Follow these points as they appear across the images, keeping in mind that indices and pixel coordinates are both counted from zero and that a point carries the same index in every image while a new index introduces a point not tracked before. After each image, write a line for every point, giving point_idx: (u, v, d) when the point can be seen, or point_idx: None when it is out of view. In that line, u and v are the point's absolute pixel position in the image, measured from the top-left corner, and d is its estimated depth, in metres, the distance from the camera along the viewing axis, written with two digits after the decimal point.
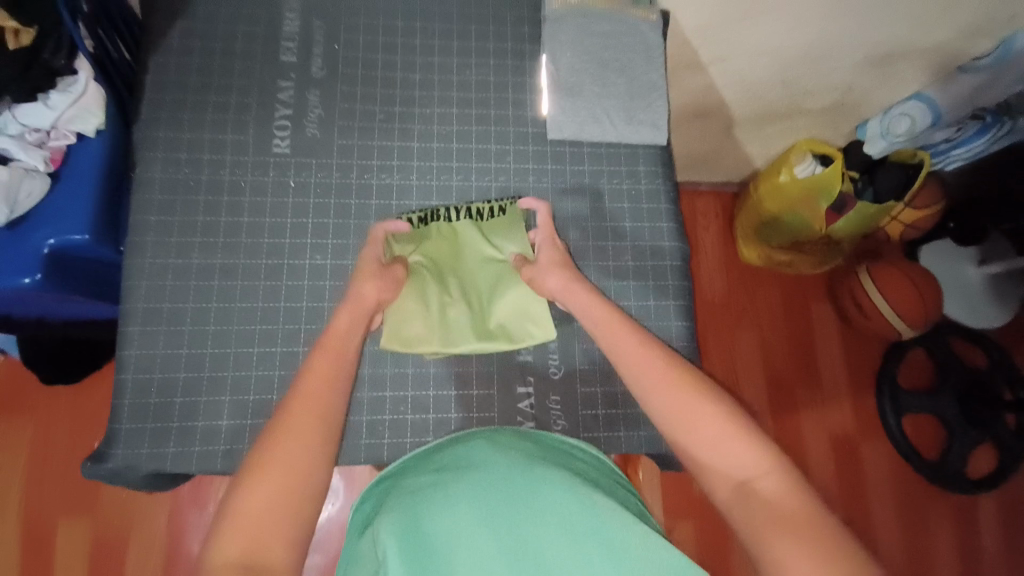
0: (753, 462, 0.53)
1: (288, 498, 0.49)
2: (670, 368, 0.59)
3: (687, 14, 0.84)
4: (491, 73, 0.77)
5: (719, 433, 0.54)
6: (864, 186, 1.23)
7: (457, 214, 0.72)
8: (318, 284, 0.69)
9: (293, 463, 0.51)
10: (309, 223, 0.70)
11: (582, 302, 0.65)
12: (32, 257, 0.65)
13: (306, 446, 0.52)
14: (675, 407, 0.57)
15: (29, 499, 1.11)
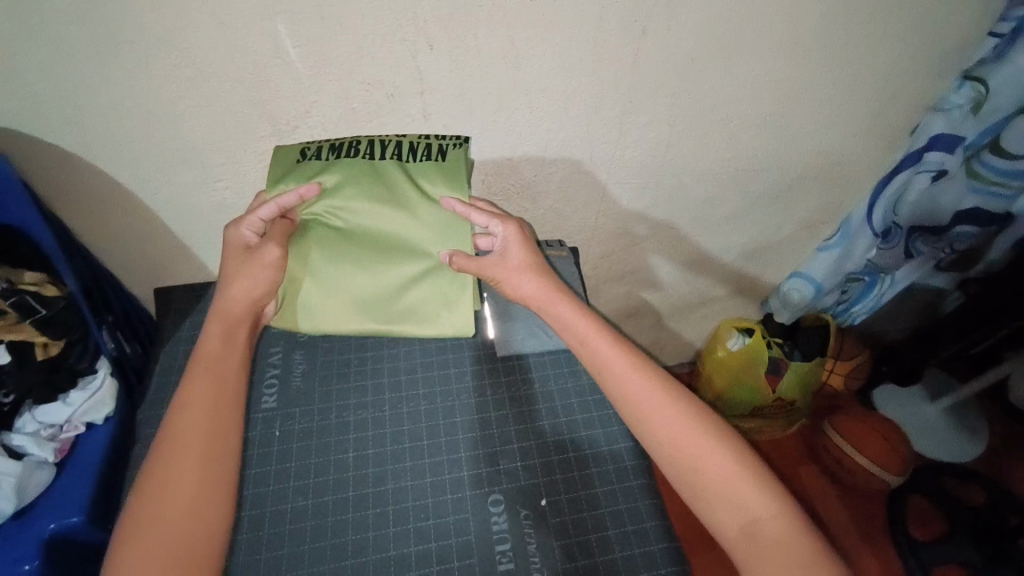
0: (762, 503, 0.61)
1: (188, 526, 0.58)
2: (681, 416, 0.67)
3: (593, 242, 1.07)
4: None
5: (727, 474, 0.63)
6: (791, 349, 1.41)
7: (383, 149, 0.75)
8: (299, 526, 0.71)
9: (188, 492, 0.59)
10: (293, 466, 0.76)
11: (538, 295, 0.76)
12: (28, 546, 0.69)
13: (195, 473, 0.61)
14: (690, 451, 0.65)
15: None
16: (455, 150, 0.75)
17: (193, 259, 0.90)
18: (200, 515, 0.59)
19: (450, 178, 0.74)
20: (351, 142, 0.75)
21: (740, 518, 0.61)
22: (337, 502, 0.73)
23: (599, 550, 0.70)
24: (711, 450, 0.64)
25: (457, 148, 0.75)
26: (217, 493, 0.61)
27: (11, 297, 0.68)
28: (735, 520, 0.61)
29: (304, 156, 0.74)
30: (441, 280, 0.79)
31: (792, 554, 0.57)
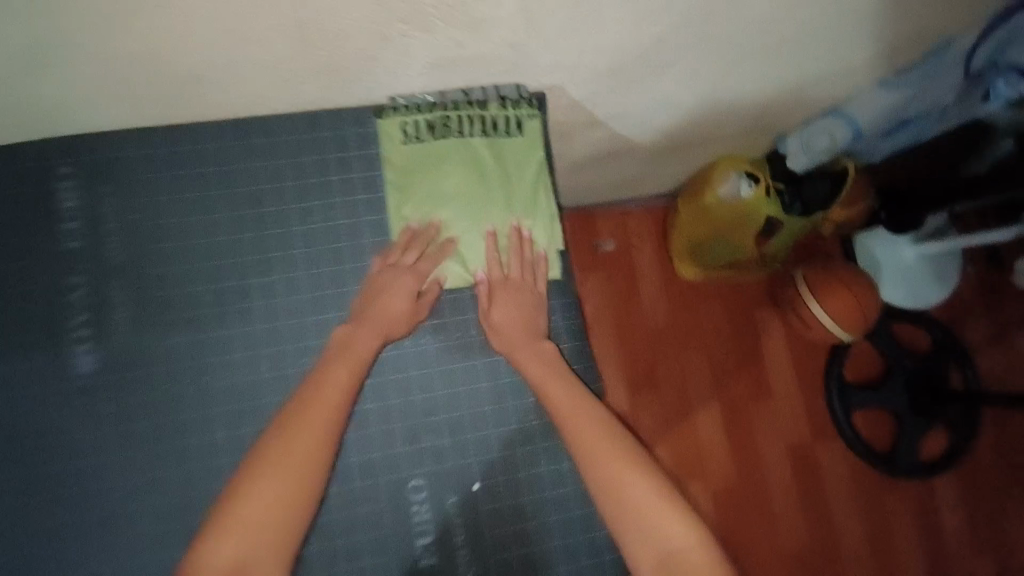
0: (680, 534, 0.59)
1: (289, 490, 0.59)
2: (631, 467, 0.62)
3: (570, 88, 0.71)
4: None
5: (650, 499, 0.61)
6: (792, 199, 1.13)
7: (470, 127, 0.79)
8: (135, 503, 0.76)
9: (294, 473, 0.59)
10: (108, 455, 0.77)
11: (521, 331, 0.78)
12: None
13: (307, 460, 0.61)
14: (638, 502, 0.61)
15: None
16: (530, 120, 0.79)
17: None
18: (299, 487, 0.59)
19: (542, 171, 0.82)
20: (443, 115, 0.78)
21: (658, 549, 0.59)
22: (184, 500, 0.77)
23: (521, 499, 0.81)
24: (655, 501, 0.61)
25: (531, 117, 0.79)
26: (311, 487, 0.60)
27: None
28: (654, 553, 0.59)
29: (409, 137, 0.80)
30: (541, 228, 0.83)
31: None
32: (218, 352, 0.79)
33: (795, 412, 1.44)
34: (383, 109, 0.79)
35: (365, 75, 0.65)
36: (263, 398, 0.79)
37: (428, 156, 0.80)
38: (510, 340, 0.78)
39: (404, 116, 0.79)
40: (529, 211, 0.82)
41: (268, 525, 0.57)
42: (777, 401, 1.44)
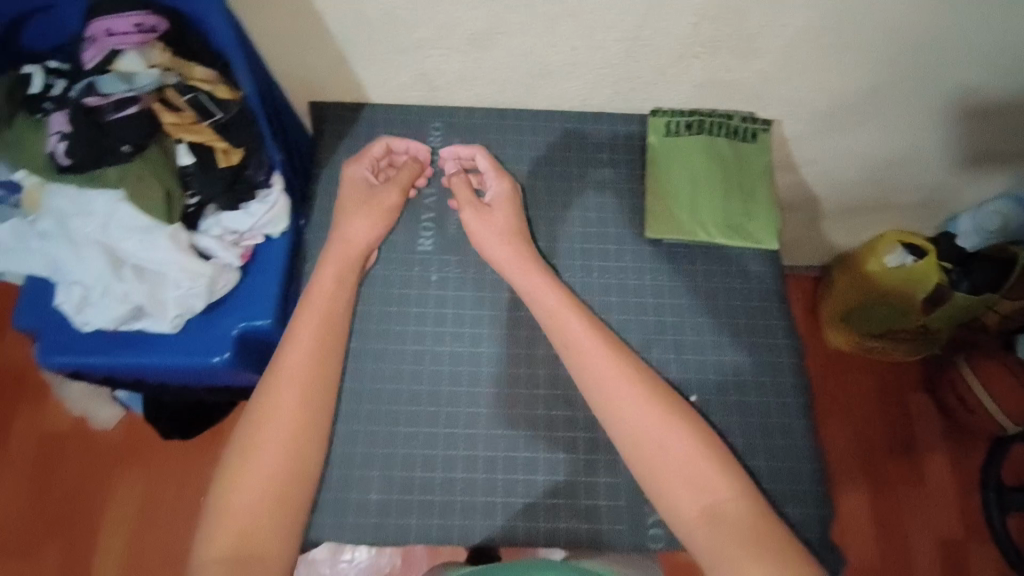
0: (724, 483, 0.62)
1: (276, 492, 0.62)
2: (659, 431, 0.64)
3: (789, 123, 0.89)
4: (607, 178, 0.85)
5: (689, 453, 0.63)
6: (959, 278, 1.23)
7: (717, 130, 0.84)
8: None
9: (278, 461, 0.63)
10: None
11: (513, 260, 0.75)
12: (222, 340, 0.72)
13: (283, 447, 0.64)
14: (668, 460, 0.63)
15: (133, 548, 1.31)
16: (764, 134, 0.85)
17: (346, 73, 0.82)
18: (282, 490, 0.62)
19: (769, 176, 0.83)
20: (698, 119, 0.84)
21: (702, 500, 0.61)
22: None
23: None
24: (691, 459, 0.63)
25: (765, 132, 0.85)
26: (308, 464, 0.65)
27: (188, 93, 0.67)
28: (697, 501, 0.61)
29: (666, 130, 0.84)
30: (764, 220, 0.81)
31: (754, 528, 0.59)
32: (454, 264, 0.80)
33: (956, 508, 1.36)
34: (658, 110, 0.85)
35: (641, 98, 0.85)
36: (489, 318, 0.78)
37: (680, 149, 0.83)
38: (532, 290, 0.73)
39: (669, 117, 0.84)
40: (748, 199, 0.82)
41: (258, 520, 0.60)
42: (937, 494, 1.37)
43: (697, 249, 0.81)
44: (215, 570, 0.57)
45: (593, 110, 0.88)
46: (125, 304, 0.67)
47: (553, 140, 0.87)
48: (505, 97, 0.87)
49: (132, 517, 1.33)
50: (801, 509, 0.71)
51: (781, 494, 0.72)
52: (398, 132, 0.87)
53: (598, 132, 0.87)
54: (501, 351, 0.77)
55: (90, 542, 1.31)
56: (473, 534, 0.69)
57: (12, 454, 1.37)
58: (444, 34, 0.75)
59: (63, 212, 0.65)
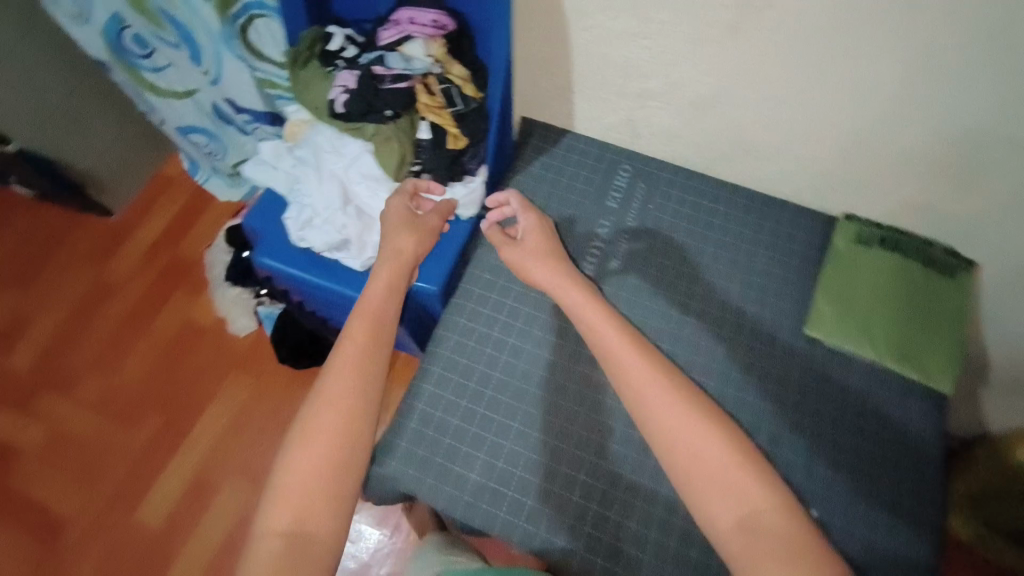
0: (757, 494, 0.58)
1: (326, 479, 0.58)
2: (701, 432, 0.62)
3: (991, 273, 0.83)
4: (776, 264, 0.85)
5: (721, 462, 0.60)
6: None
7: (912, 254, 0.82)
8: None
9: (329, 447, 0.59)
10: None
11: (557, 281, 0.76)
12: (394, 290, 0.81)
13: (333, 432, 0.60)
14: (695, 448, 0.61)
15: (218, 445, 1.43)
16: (964, 273, 0.81)
17: (567, 103, 0.91)
18: (331, 473, 0.58)
19: (958, 314, 0.79)
20: (896, 237, 0.83)
21: (738, 511, 0.57)
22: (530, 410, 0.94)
23: None
24: (726, 471, 0.60)
25: (966, 272, 0.81)
26: (358, 449, 0.61)
27: (443, 83, 0.78)
28: (733, 513, 0.57)
29: (859, 237, 0.83)
30: (941, 357, 0.77)
31: (789, 551, 0.54)
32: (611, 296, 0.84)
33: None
34: (850, 216, 0.85)
35: (840, 200, 0.86)
36: None
37: (870, 263, 0.82)
38: (577, 308, 0.73)
39: (862, 226, 0.84)
40: (930, 331, 0.78)
41: (309, 503, 0.57)
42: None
43: (856, 361, 0.79)
44: (272, 548, 0.54)
45: (781, 198, 0.90)
46: (338, 233, 0.77)
47: (736, 213, 0.89)
48: (698, 161, 0.91)
49: (228, 419, 1.46)
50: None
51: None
52: (592, 163, 0.94)
53: (783, 219, 0.88)
54: None
55: (186, 429, 1.45)
56: (551, 552, 0.68)
57: (156, 330, 1.56)
58: (671, 92, 0.80)
59: (323, 147, 0.79)
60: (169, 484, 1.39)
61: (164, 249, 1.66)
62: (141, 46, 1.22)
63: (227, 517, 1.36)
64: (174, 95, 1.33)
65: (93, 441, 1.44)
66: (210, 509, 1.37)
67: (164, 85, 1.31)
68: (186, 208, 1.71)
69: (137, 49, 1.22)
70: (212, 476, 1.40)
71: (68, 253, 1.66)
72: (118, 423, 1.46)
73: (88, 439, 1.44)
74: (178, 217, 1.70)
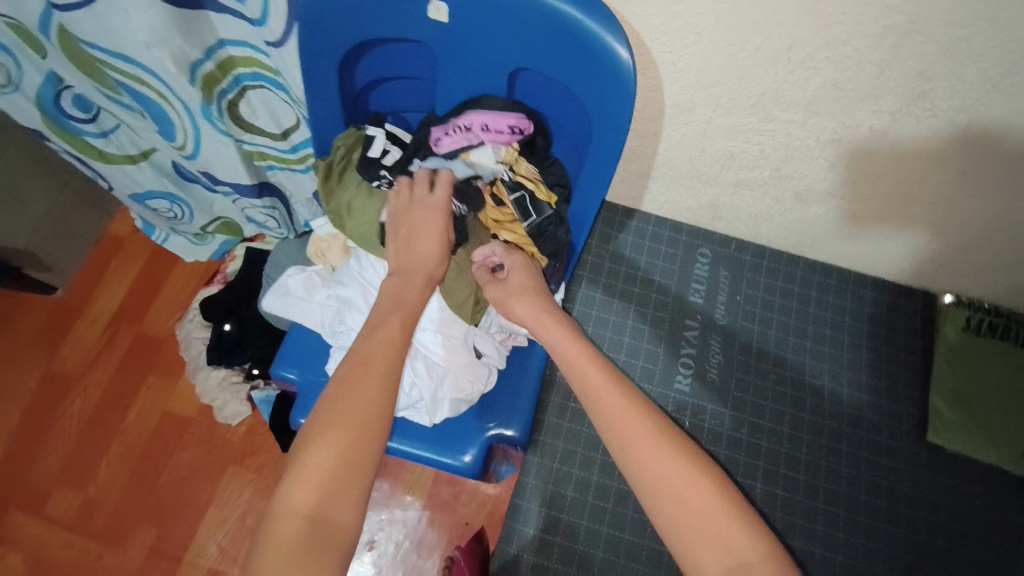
0: (742, 540, 0.45)
1: (349, 453, 0.48)
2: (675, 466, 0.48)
3: None
4: (879, 355, 0.79)
5: (704, 504, 0.46)
6: None
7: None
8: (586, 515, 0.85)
9: (354, 418, 0.50)
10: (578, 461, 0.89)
11: (533, 320, 0.58)
12: (473, 442, 0.68)
13: (361, 406, 0.51)
14: (659, 480, 0.47)
15: (224, 556, 1.25)
16: None
17: (638, 185, 0.80)
18: (371, 440, 0.50)
19: None
20: (1006, 321, 0.77)
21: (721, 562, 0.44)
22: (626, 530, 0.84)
23: None
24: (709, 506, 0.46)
25: None
26: (385, 429, 0.51)
27: (515, 191, 0.60)
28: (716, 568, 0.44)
29: (968, 325, 0.77)
30: None
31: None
32: (711, 413, 0.76)
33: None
34: (956, 300, 0.79)
35: (938, 281, 0.79)
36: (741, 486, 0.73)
37: (984, 352, 0.76)
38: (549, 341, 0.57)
39: (971, 312, 0.78)
40: None
41: (349, 472, 0.48)
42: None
43: (976, 465, 0.74)
44: (289, 531, 0.45)
45: (876, 277, 0.82)
46: (406, 396, 0.62)
47: (826, 296, 0.82)
48: (784, 242, 0.82)
49: (233, 523, 1.28)
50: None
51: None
52: (667, 252, 0.83)
53: (879, 302, 0.81)
54: None
55: (184, 539, 1.27)
56: None
57: (129, 425, 1.35)
58: (774, 183, 0.71)
59: (373, 286, 0.63)
60: None
61: (126, 327, 1.43)
62: (84, 109, 1.00)
63: None
64: (126, 160, 1.11)
65: (75, 570, 1.24)
66: None
67: (115, 150, 1.09)
68: (146, 272, 1.47)
69: (77, 113, 1.01)
70: None
71: (8, 342, 1.40)
72: (102, 545, 1.26)
73: (67, 564, 1.24)
74: (138, 286, 1.46)
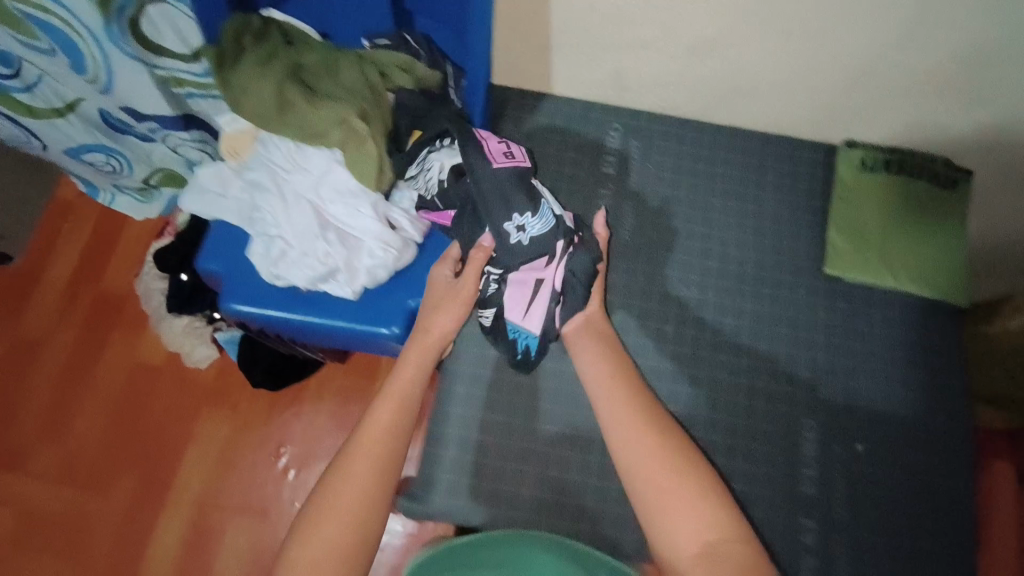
0: (705, 521, 0.57)
1: (363, 499, 0.58)
2: (668, 461, 0.60)
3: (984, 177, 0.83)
4: (785, 204, 0.83)
5: (687, 494, 0.58)
6: None
7: (917, 172, 0.80)
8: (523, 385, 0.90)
9: (368, 468, 0.59)
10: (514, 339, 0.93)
11: (576, 342, 0.70)
12: (396, 313, 0.72)
13: (370, 457, 0.60)
14: (654, 474, 0.59)
15: (208, 488, 1.32)
16: (966, 182, 0.80)
17: (543, 64, 0.82)
18: (374, 494, 0.58)
19: (960, 225, 0.79)
20: (899, 158, 0.81)
21: (693, 537, 0.56)
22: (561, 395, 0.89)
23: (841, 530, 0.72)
24: (681, 490, 0.58)
25: (968, 180, 0.80)
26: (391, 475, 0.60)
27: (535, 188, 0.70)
28: (690, 544, 0.56)
29: (863, 165, 0.81)
30: (946, 269, 0.78)
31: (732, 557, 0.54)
32: (627, 271, 0.79)
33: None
34: (851, 142, 0.83)
35: (834, 129, 0.83)
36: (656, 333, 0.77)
37: (880, 187, 0.80)
38: (582, 353, 0.69)
39: (866, 151, 0.81)
40: (933, 249, 0.79)
41: (354, 525, 0.57)
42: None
43: (873, 290, 0.79)
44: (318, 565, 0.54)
45: (778, 133, 0.86)
46: (321, 264, 0.66)
47: (732, 156, 0.85)
48: (687, 108, 0.85)
49: (214, 457, 1.34)
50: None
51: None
52: (578, 129, 0.85)
53: (782, 155, 0.85)
54: (660, 367, 0.75)
55: (168, 478, 1.32)
56: (623, 547, 0.69)
57: (101, 379, 1.38)
58: (663, 39, 0.73)
59: (279, 167, 0.66)
60: (165, 538, 1.29)
61: (85, 286, 1.44)
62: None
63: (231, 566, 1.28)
64: (52, 114, 1.09)
65: (66, 513, 1.30)
66: (215, 556, 1.28)
67: (41, 103, 1.08)
68: (98, 231, 1.48)
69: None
70: (212, 524, 1.30)
71: None
72: (90, 491, 1.31)
73: (57, 511, 1.30)
74: (90, 246, 1.47)
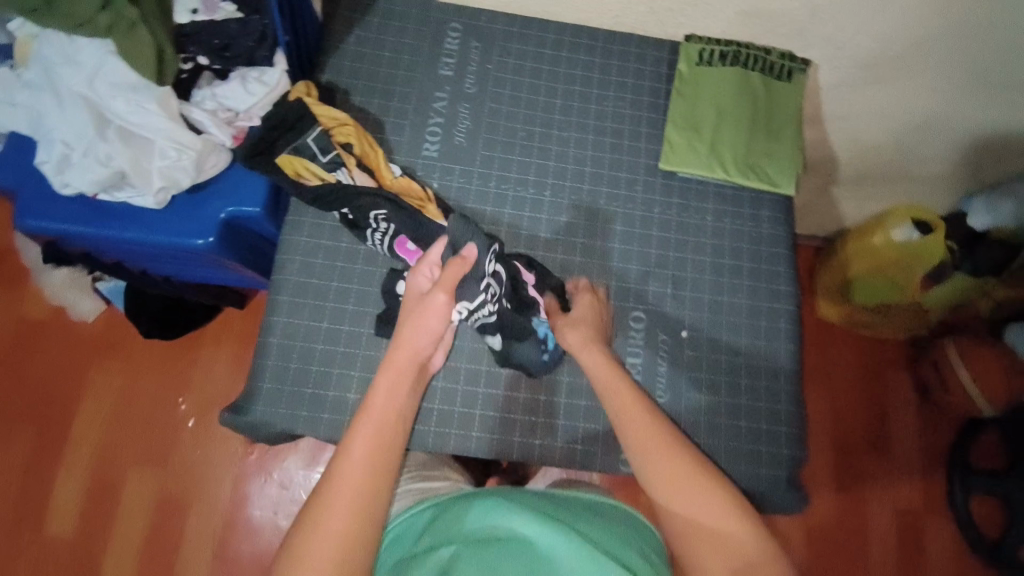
0: (739, 542, 0.53)
1: (341, 546, 0.51)
2: (696, 478, 0.56)
3: (825, 70, 0.82)
4: (625, 103, 0.81)
5: (722, 516, 0.54)
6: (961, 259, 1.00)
7: (753, 64, 0.79)
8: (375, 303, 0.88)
9: (349, 506, 0.53)
10: None
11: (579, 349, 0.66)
12: (209, 222, 0.69)
13: (349, 492, 0.53)
14: (688, 498, 0.55)
15: (109, 443, 1.16)
16: (801, 73, 0.79)
17: None
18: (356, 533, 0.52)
19: (797, 115, 0.78)
20: (735, 49, 0.79)
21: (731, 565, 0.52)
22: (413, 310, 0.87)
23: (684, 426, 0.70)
24: (720, 511, 0.54)
25: (802, 70, 0.79)
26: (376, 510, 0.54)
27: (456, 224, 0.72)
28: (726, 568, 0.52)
29: (700, 58, 0.80)
30: (779, 158, 0.77)
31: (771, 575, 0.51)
32: (459, 174, 0.76)
33: (932, 509, 1.11)
34: (691, 36, 0.81)
35: (675, 23, 0.81)
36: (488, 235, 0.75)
37: (712, 80, 0.79)
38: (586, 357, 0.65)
39: (703, 44, 0.80)
40: (771, 138, 0.77)
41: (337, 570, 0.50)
42: (910, 486, 1.12)
43: (706, 183, 0.78)
44: None
45: (621, 31, 0.83)
46: (105, 167, 0.63)
47: (572, 56, 0.82)
48: (526, 4, 0.81)
49: (109, 411, 1.17)
50: (771, 468, 0.70)
51: (742, 453, 0.70)
52: (412, 30, 0.81)
53: (623, 54, 0.82)
54: None
55: (65, 433, 1.16)
56: (449, 444, 0.69)
57: None
58: None
59: (53, 63, 0.61)
60: (65, 494, 1.13)
61: None
62: None
63: (142, 522, 1.12)
64: None
65: None
66: (117, 515, 1.12)
67: None
68: None
69: None
70: (116, 481, 1.14)
71: None
72: None
73: None
74: None
